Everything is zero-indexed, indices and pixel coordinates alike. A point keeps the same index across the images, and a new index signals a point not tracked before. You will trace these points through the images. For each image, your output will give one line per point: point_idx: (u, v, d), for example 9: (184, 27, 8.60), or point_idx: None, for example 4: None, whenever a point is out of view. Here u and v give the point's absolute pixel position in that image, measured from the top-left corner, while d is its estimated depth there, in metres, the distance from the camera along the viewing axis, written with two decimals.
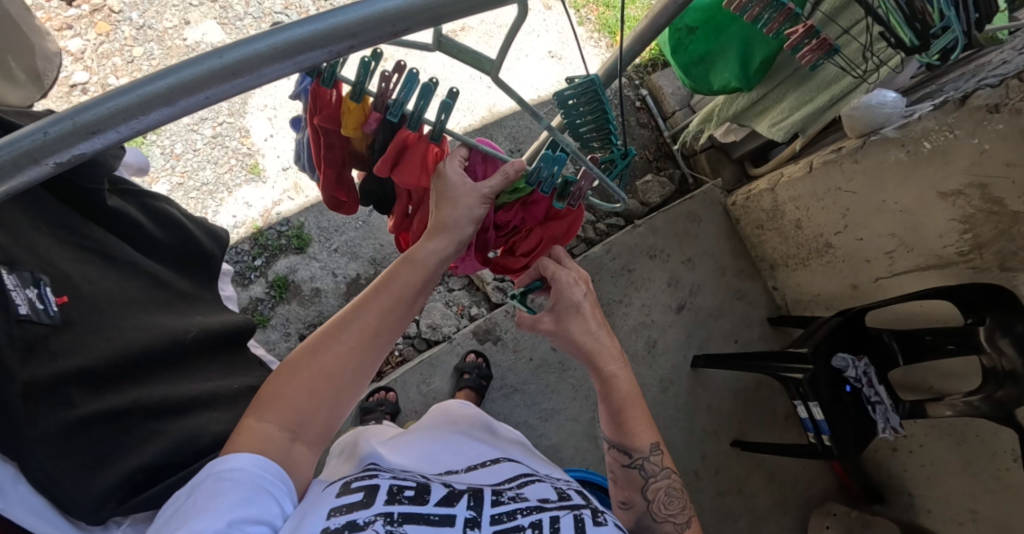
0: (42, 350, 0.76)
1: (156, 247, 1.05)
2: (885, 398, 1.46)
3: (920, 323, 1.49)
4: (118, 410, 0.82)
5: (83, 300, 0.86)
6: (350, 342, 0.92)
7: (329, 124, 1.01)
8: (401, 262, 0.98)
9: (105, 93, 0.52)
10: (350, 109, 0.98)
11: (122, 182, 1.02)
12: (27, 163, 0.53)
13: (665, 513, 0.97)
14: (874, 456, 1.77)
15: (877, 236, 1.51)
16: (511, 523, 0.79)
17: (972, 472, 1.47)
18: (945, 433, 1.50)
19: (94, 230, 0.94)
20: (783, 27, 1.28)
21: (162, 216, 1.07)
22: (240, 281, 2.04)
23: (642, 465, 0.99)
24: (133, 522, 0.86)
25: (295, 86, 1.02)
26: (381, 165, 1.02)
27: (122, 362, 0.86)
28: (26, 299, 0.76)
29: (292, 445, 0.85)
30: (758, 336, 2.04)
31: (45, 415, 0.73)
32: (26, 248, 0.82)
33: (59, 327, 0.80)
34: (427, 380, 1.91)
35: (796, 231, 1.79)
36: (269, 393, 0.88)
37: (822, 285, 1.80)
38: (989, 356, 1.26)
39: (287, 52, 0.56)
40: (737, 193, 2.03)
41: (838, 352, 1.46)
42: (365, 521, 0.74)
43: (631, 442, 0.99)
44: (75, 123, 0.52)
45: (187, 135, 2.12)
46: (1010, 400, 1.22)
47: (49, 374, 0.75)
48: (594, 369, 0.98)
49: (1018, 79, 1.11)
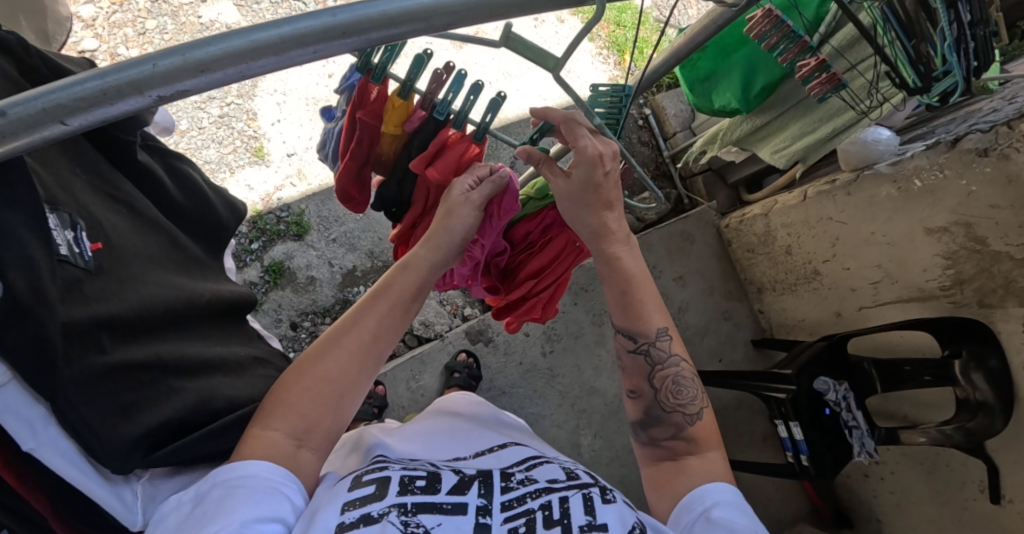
0: (78, 294, 0.80)
1: (175, 211, 1.10)
2: (861, 422, 1.51)
3: (900, 353, 1.55)
4: (140, 362, 0.85)
5: (104, 258, 0.88)
6: (350, 349, 0.95)
7: (371, 119, 1.08)
8: (398, 269, 1.04)
9: (219, 35, 0.53)
10: (396, 105, 1.06)
11: (152, 139, 1.10)
12: (130, 93, 0.53)
13: (676, 401, 1.05)
14: (845, 482, 1.81)
15: (863, 266, 1.56)
16: (520, 507, 0.84)
17: (940, 502, 1.52)
18: (916, 462, 1.55)
19: (122, 183, 0.98)
20: (796, 57, 1.35)
21: (183, 179, 1.13)
22: (236, 263, 2.05)
23: (648, 350, 1.07)
24: (151, 475, 0.90)
25: (342, 82, 1.09)
26: (420, 160, 1.08)
27: (141, 319, 0.88)
28: (66, 241, 0.81)
29: (297, 453, 0.89)
30: (742, 357, 2.09)
31: (79, 359, 0.76)
32: (68, 194, 0.86)
33: (93, 273, 0.84)
34: (416, 376, 1.93)
35: (785, 257, 1.85)
36: (273, 402, 0.91)
37: (807, 311, 1.85)
38: (963, 389, 1.33)
39: (395, 20, 0.59)
40: (731, 217, 2.09)
41: (821, 376, 1.51)
42: (380, 513, 0.79)
43: (638, 326, 1.07)
44: (185, 60, 0.53)
45: (193, 112, 2.11)
46: (981, 431, 1.29)
47: (84, 316, 0.78)
48: (602, 248, 1.07)
49: (1007, 126, 1.18)
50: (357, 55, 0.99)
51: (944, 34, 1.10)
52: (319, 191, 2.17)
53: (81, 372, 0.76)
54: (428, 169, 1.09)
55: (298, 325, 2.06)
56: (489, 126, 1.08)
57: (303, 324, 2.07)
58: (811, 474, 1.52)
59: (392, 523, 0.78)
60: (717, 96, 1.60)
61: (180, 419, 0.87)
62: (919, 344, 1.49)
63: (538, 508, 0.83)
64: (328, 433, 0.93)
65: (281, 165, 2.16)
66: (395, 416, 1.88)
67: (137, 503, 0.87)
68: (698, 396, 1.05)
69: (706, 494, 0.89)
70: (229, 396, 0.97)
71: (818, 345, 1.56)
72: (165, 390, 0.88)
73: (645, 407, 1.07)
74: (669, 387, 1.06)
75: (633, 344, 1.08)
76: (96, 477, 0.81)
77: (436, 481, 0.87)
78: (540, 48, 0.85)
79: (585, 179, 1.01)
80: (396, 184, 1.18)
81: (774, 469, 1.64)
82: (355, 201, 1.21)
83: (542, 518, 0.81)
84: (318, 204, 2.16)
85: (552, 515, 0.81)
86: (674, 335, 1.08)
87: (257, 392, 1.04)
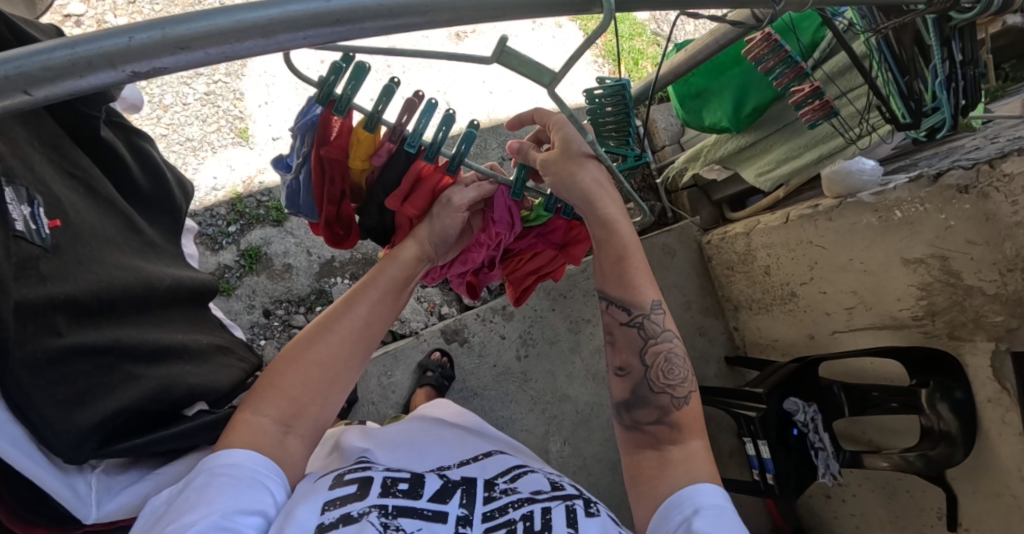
0: (33, 272, 0.76)
1: (135, 193, 1.07)
2: (827, 445, 1.54)
3: (867, 380, 1.58)
4: (100, 347, 0.82)
5: (62, 236, 0.84)
6: (343, 335, 0.97)
7: (337, 154, 1.02)
8: (386, 260, 1.06)
9: (205, 10, 0.51)
10: (360, 140, 1.01)
11: (118, 116, 1.06)
12: (103, 66, 0.50)
13: (664, 380, 1.04)
14: (807, 502, 1.84)
15: (839, 291, 1.59)
16: (502, 518, 0.83)
17: (898, 526, 1.55)
18: (877, 486, 1.58)
19: (82, 159, 0.94)
20: (791, 82, 1.37)
21: (145, 160, 1.10)
22: (210, 245, 1.99)
23: (640, 322, 1.07)
24: (106, 467, 0.88)
25: (297, 120, 1.00)
26: (394, 199, 1.08)
27: (103, 299, 0.85)
28: (21, 217, 0.77)
29: (284, 438, 0.88)
30: (714, 373, 2.11)
31: (32, 340, 0.73)
32: (26, 167, 0.82)
33: (49, 251, 0.81)
34: (388, 373, 1.90)
35: (764, 277, 1.87)
36: (263, 387, 0.91)
37: (780, 331, 1.88)
38: (928, 417, 1.35)
39: (392, 12, 0.57)
40: (713, 233, 2.11)
41: (790, 396, 1.54)
42: (359, 513, 0.79)
43: (633, 297, 1.08)
44: (166, 36, 0.51)
45: (178, 87, 2.06)
46: (942, 459, 1.32)
47: (38, 296, 0.75)
48: (592, 209, 1.05)
49: (988, 164, 1.21)
50: (317, 90, 0.91)
51: (936, 72, 1.13)
52: None
53: (35, 354, 0.73)
54: (403, 205, 1.09)
55: (271, 313, 2.01)
56: (464, 157, 1.06)
57: (276, 312, 2.02)
58: (773, 493, 1.53)
59: (370, 523, 0.77)
60: (707, 111, 1.61)
61: (138, 407, 0.84)
62: (893, 372, 1.51)
63: (516, 520, 0.82)
64: (303, 423, 0.91)
65: (266, 148, 2.11)
66: (364, 412, 1.85)
67: (90, 494, 0.84)
68: (687, 377, 1.05)
69: (694, 501, 0.87)
70: (192, 386, 0.94)
71: (789, 366, 1.59)
72: (124, 376, 0.85)
73: (631, 382, 1.06)
74: (658, 361, 1.06)
75: (626, 315, 1.08)
76: (48, 467, 0.78)
77: (416, 488, 0.86)
78: (536, 62, 0.83)
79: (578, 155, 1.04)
80: (376, 211, 1.15)
81: (740, 485, 1.65)
82: (345, 239, 1.20)
83: (520, 527, 0.80)
84: None
85: (531, 524, 0.80)
86: (667, 310, 1.09)
87: (222, 384, 1.01)
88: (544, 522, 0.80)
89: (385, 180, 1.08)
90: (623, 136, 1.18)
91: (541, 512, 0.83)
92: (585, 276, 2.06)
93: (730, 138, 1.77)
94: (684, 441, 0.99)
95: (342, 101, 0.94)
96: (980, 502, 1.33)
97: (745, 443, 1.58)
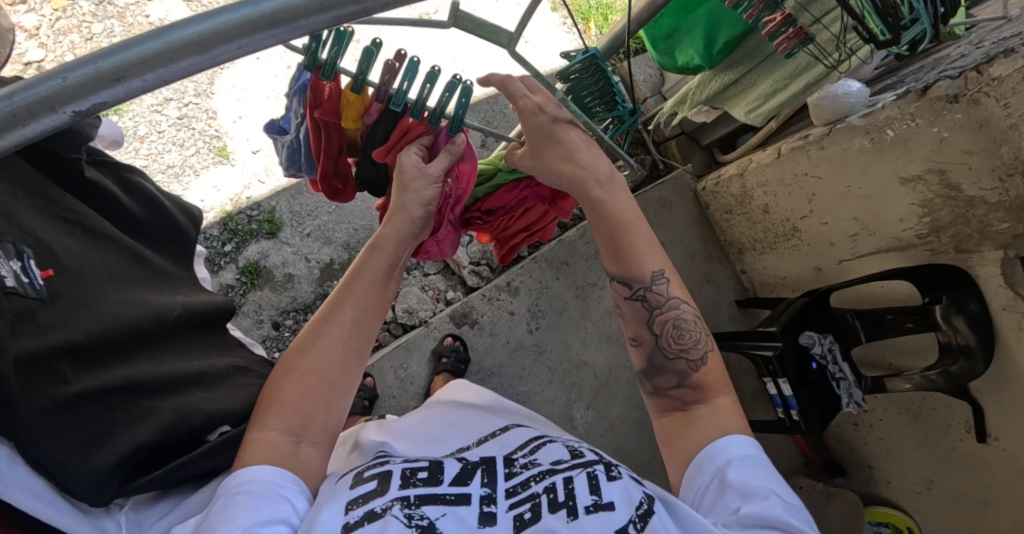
0: (31, 324, 0.76)
1: (134, 225, 1.05)
2: (847, 373, 1.54)
3: (879, 304, 1.57)
4: (110, 388, 0.82)
5: (60, 284, 0.83)
6: (332, 334, 0.97)
7: (329, 117, 1.04)
8: (367, 253, 1.05)
9: (130, 39, 0.51)
10: (351, 101, 1.03)
11: (99, 153, 1.02)
12: (42, 112, 0.51)
13: (680, 344, 1.03)
14: (835, 432, 1.85)
15: (841, 220, 1.57)
16: (526, 492, 0.83)
17: (928, 444, 1.56)
18: (903, 408, 1.58)
19: (73, 202, 0.92)
20: (762, 13, 1.31)
21: (137, 191, 1.07)
22: (209, 268, 1.99)
23: (644, 295, 1.06)
24: (133, 505, 0.89)
25: (294, 82, 1.06)
26: (382, 153, 1.10)
27: (111, 340, 0.86)
28: (12, 272, 0.77)
29: (297, 448, 0.88)
30: (727, 319, 2.11)
31: (38, 392, 0.74)
32: (6, 218, 0.81)
33: (47, 300, 0.80)
34: (404, 365, 1.91)
35: (763, 216, 1.85)
36: (267, 401, 0.91)
37: (788, 268, 1.86)
38: (945, 333, 1.34)
39: (325, 5, 0.56)
40: (707, 179, 2.07)
41: (805, 331, 1.53)
42: (383, 508, 0.78)
43: (633, 271, 1.06)
44: (96, 69, 0.51)
45: (151, 116, 2.04)
46: (964, 374, 1.31)
47: (37, 348, 0.75)
48: (584, 194, 1.06)
49: (976, 70, 1.17)
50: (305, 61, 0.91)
51: None
52: (289, 186, 2.11)
53: (44, 404, 0.74)
54: (392, 159, 1.12)
55: (280, 324, 2.01)
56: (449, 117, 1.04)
57: (285, 322, 2.02)
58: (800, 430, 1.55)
59: (394, 517, 0.76)
60: (681, 51, 1.57)
61: (157, 440, 0.85)
62: (906, 294, 1.49)
63: (541, 491, 0.82)
64: (319, 440, 0.91)
65: (247, 163, 2.09)
66: (387, 407, 1.87)
67: None
68: (701, 338, 1.04)
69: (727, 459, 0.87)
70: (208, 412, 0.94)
71: (799, 301, 1.57)
72: (139, 411, 0.85)
73: (644, 352, 1.07)
74: (670, 328, 1.05)
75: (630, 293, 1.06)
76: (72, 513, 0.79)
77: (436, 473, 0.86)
78: (490, 25, 0.81)
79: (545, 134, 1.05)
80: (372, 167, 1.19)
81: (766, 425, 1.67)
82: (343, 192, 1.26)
83: (544, 500, 0.80)
84: (289, 199, 2.10)
85: (557, 497, 0.80)
86: (672, 276, 1.06)
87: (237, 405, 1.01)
88: (572, 491, 0.81)
89: (376, 135, 1.09)
90: (609, 100, 1.23)
91: (565, 478, 0.83)
92: (585, 242, 2.04)
93: (715, 77, 1.68)
94: (706, 399, 0.98)
95: (328, 67, 0.91)
96: (1005, 410, 1.33)
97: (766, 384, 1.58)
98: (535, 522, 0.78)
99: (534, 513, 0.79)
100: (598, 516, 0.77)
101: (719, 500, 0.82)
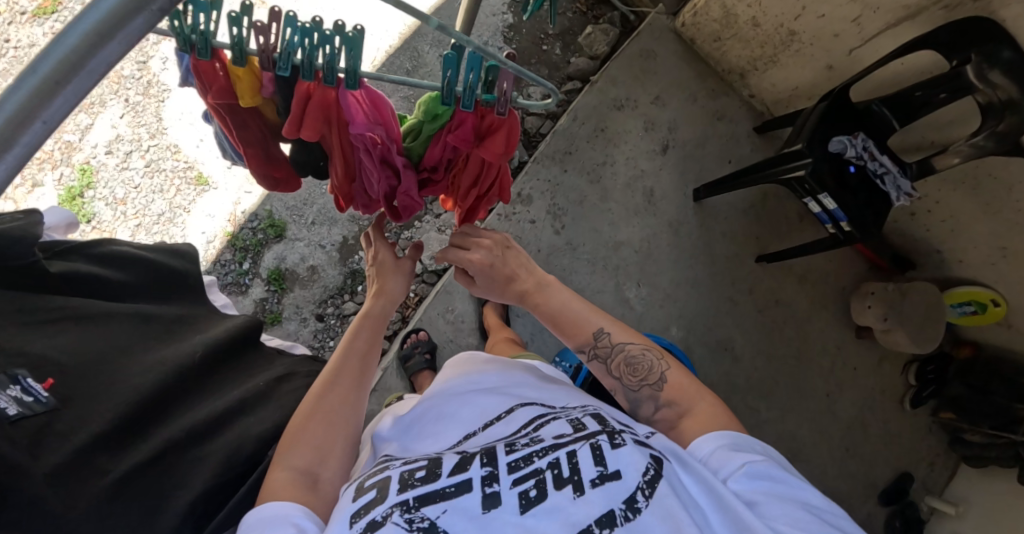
0: (51, 437, 0.81)
1: (126, 291, 1.07)
2: (890, 166, 1.43)
3: (905, 83, 1.43)
4: (156, 456, 0.88)
5: (65, 387, 0.86)
6: (356, 370, 1.10)
7: (223, 99, 0.87)
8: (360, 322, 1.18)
9: None
10: (239, 76, 0.84)
11: (59, 243, 1.04)
12: None
13: (635, 385, 1.05)
14: (896, 225, 1.77)
15: (837, 6, 1.42)
16: (529, 468, 0.81)
17: (992, 212, 1.47)
18: (957, 182, 1.48)
19: (52, 299, 0.95)
20: None
21: (113, 258, 1.09)
22: (238, 290, 2.03)
23: (596, 354, 1.09)
24: None
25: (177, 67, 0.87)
26: (289, 128, 0.87)
27: (133, 416, 0.89)
28: (12, 398, 0.79)
29: (317, 490, 0.93)
30: (750, 149, 1.99)
31: (82, 489, 0.79)
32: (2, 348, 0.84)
33: (59, 408, 0.84)
34: (449, 307, 1.95)
35: (755, 29, 1.67)
36: (287, 443, 0.96)
37: (798, 76, 1.71)
38: (984, 94, 1.20)
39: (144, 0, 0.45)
40: (684, 13, 1.88)
41: (833, 137, 1.40)
42: (383, 517, 0.75)
43: (579, 338, 1.10)
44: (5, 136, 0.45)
45: (121, 174, 2.02)
46: (1013, 131, 1.19)
47: (67, 456, 0.80)
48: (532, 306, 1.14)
49: None
50: (182, 42, 0.76)
51: None
52: None
53: (85, 500, 0.78)
54: (302, 133, 0.88)
55: (324, 314, 2.04)
56: (357, 71, 0.81)
57: (328, 311, 2.04)
58: (857, 239, 1.51)
59: (396, 525, 0.73)
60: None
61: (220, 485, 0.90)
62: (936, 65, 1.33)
63: (546, 468, 0.80)
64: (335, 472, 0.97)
65: (228, 180, 2.06)
66: (449, 352, 1.92)
67: None
68: (655, 362, 1.06)
69: (721, 436, 0.91)
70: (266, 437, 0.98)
71: (816, 108, 1.44)
72: (191, 462, 0.92)
73: (621, 395, 1.09)
74: (630, 367, 1.06)
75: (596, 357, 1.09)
76: None
77: (435, 469, 0.83)
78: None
79: (491, 277, 1.15)
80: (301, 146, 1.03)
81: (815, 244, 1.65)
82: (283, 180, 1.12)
83: (550, 477, 0.79)
84: (280, 198, 2.08)
85: (562, 473, 0.79)
86: (615, 328, 1.10)
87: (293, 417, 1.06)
88: (576, 467, 0.79)
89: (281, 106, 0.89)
90: None
91: (567, 454, 0.82)
92: (579, 126, 1.92)
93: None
94: (683, 413, 0.99)
95: (201, 43, 0.77)
96: None
97: (808, 204, 1.52)
98: (545, 503, 0.76)
99: (541, 492, 0.77)
100: (603, 489, 0.76)
101: (723, 472, 0.84)
